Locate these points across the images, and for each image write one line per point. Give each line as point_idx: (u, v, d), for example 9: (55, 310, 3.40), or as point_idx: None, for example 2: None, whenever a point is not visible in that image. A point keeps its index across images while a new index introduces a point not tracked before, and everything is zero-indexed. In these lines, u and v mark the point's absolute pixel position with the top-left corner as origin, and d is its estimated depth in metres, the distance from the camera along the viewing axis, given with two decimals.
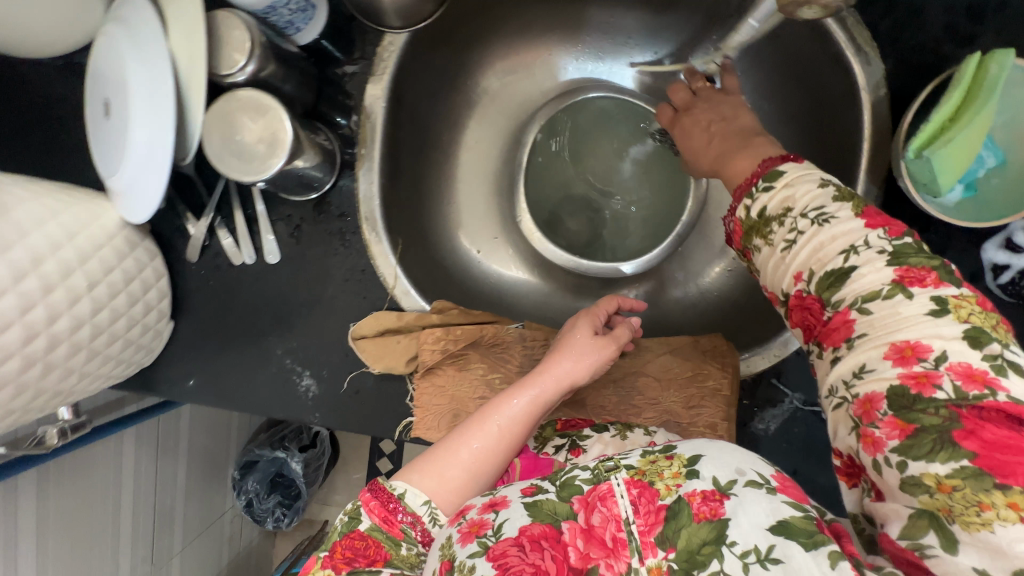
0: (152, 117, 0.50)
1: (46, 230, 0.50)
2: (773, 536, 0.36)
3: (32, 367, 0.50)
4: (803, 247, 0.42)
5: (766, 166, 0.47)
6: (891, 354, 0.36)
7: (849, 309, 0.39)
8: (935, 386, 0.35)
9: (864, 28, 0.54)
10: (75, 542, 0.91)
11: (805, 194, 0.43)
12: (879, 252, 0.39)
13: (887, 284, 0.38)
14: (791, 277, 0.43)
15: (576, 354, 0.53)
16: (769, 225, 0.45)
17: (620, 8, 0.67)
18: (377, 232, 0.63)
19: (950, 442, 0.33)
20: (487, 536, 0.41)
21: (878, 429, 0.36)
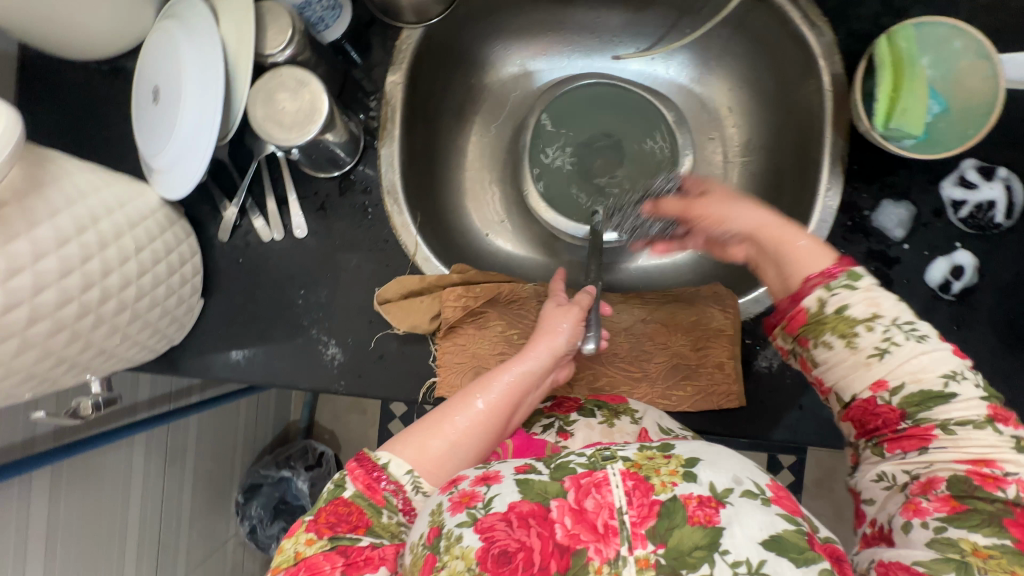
0: (203, 99, 0.56)
1: (101, 196, 0.52)
2: (765, 551, 0.34)
3: (85, 318, 0.51)
4: (897, 357, 0.42)
5: (841, 265, 0.45)
6: (966, 461, 0.39)
7: (936, 427, 0.40)
8: (999, 487, 0.38)
9: (814, 6, 0.64)
10: (79, 550, 0.89)
11: (893, 305, 0.43)
12: (975, 387, 0.41)
13: (982, 416, 0.40)
14: (869, 385, 0.43)
15: (559, 332, 0.55)
16: (853, 327, 0.43)
17: (604, 9, 0.77)
18: (399, 204, 0.68)
19: (998, 524, 0.37)
20: (477, 507, 0.39)
21: (927, 501, 0.39)
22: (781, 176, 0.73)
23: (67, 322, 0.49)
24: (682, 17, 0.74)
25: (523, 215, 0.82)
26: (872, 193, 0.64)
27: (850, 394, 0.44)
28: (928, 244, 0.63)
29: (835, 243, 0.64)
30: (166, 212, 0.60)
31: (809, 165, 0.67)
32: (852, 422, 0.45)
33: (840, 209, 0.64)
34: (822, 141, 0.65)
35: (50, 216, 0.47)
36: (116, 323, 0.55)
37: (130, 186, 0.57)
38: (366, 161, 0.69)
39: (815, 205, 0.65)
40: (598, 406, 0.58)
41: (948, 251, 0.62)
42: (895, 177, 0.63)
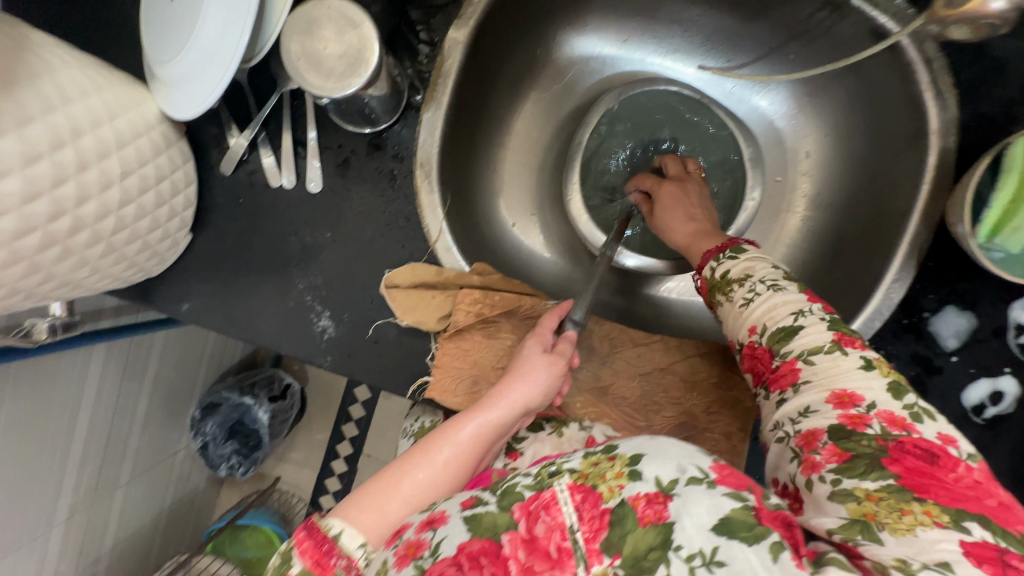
0: (231, 10, 0.46)
1: (89, 103, 0.44)
2: (716, 537, 0.33)
3: (50, 249, 0.44)
4: (759, 304, 0.47)
5: (732, 242, 0.53)
6: (831, 398, 0.40)
7: (796, 359, 0.43)
8: (866, 424, 0.38)
9: (948, 72, 0.55)
10: (20, 448, 0.85)
11: (762, 267, 0.49)
12: (821, 319, 0.44)
13: (828, 342, 0.43)
14: (747, 329, 0.47)
15: (534, 380, 0.49)
16: (732, 284, 0.49)
17: (707, 8, 0.67)
18: (430, 182, 0.60)
19: (879, 465, 0.36)
20: (425, 557, 0.36)
21: (819, 455, 0.39)
22: (843, 244, 0.66)
23: (26, 253, 0.42)
24: (791, 40, 0.65)
25: (555, 215, 0.74)
26: (939, 295, 0.58)
27: (739, 341, 0.49)
28: (976, 361, 0.57)
29: (884, 338, 0.59)
30: (162, 130, 0.52)
31: (880, 246, 0.61)
32: (751, 373, 0.48)
33: (900, 305, 0.59)
34: (903, 225, 0.59)
35: (20, 124, 0.38)
36: (86, 256, 0.47)
37: (126, 94, 0.48)
38: (404, 122, 0.61)
39: (874, 292, 0.59)
40: (548, 419, 0.59)
41: (993, 374, 0.57)
42: (966, 284, 0.58)
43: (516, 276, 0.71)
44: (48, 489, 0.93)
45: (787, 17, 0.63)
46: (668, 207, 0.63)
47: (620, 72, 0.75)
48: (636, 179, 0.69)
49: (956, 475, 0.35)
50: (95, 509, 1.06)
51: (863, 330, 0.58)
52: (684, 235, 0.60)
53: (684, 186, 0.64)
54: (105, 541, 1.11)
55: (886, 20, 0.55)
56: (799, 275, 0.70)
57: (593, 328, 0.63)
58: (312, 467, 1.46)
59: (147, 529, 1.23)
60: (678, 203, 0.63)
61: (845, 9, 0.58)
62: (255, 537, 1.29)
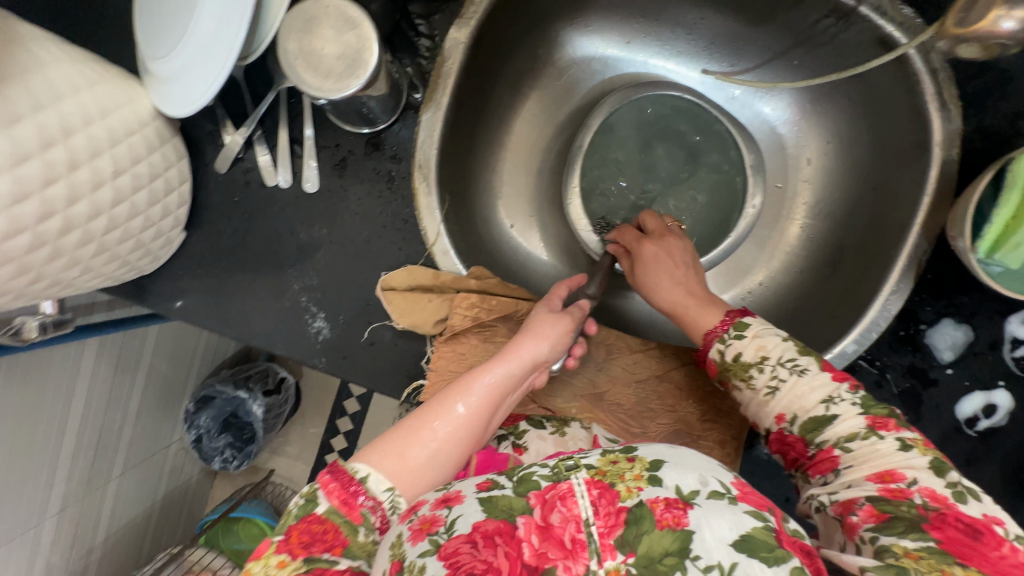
0: (227, 7, 0.45)
1: (81, 99, 0.43)
2: (737, 553, 0.32)
3: (40, 249, 0.43)
4: (785, 393, 0.45)
5: (732, 315, 0.50)
6: (872, 475, 0.40)
7: (833, 447, 0.43)
8: (907, 497, 0.38)
9: (953, 84, 0.55)
10: (12, 442, 0.84)
11: (777, 346, 0.47)
12: (852, 404, 0.43)
13: (863, 427, 0.42)
14: (774, 418, 0.46)
15: (547, 338, 0.52)
16: (749, 369, 0.48)
17: (712, 12, 0.66)
18: (428, 184, 0.59)
19: (920, 529, 0.36)
20: (439, 533, 0.36)
21: (856, 516, 0.39)
22: (842, 254, 0.66)
23: (15, 255, 0.41)
24: (796, 46, 0.64)
25: (553, 217, 0.74)
26: (936, 307, 0.58)
27: (766, 427, 0.47)
28: (972, 375, 0.57)
29: (880, 349, 0.59)
30: (156, 127, 0.51)
31: (878, 257, 0.61)
32: (782, 457, 0.47)
33: (897, 316, 0.59)
34: (903, 237, 0.59)
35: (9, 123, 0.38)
36: (77, 257, 0.46)
37: (120, 90, 0.47)
38: (404, 122, 0.60)
39: (872, 304, 0.59)
40: (548, 418, 0.57)
41: (988, 387, 0.57)
42: (964, 297, 0.58)
43: (514, 279, 0.70)
44: (40, 482, 0.92)
45: (793, 23, 0.62)
46: (649, 268, 0.58)
47: (622, 74, 0.74)
48: (616, 235, 0.65)
49: (1001, 554, 0.34)
50: (88, 502, 1.05)
51: (858, 342, 0.58)
52: (673, 297, 0.55)
53: (665, 244, 0.59)
54: (98, 533, 1.11)
55: (894, 29, 0.55)
56: (797, 284, 0.70)
57: (590, 333, 0.63)
58: (306, 461, 1.46)
59: (141, 521, 1.23)
60: (661, 264, 0.58)
61: (852, 16, 0.57)
62: (250, 528, 1.28)
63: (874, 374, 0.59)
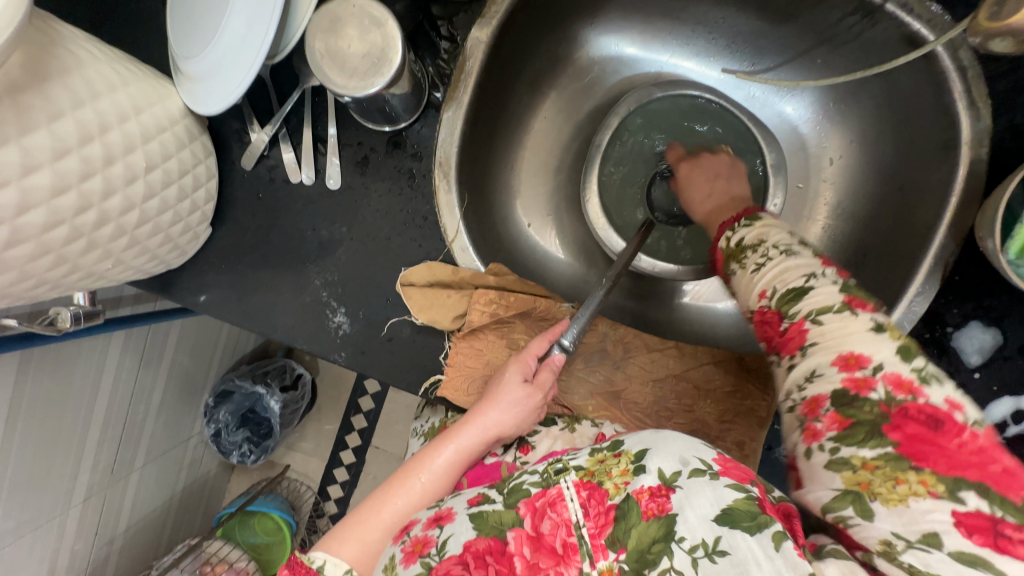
0: (257, 8, 0.47)
1: (117, 97, 0.44)
2: (718, 527, 0.34)
3: (76, 241, 0.44)
4: (770, 269, 0.46)
5: (748, 212, 0.53)
6: (836, 359, 0.40)
7: (804, 320, 0.42)
8: (870, 388, 0.38)
9: (983, 82, 0.53)
10: (41, 431, 0.87)
11: (777, 233, 0.48)
12: (833, 282, 0.42)
13: (838, 302, 0.41)
14: (757, 294, 0.46)
15: (505, 403, 0.50)
16: (744, 252, 0.49)
17: (733, 10, 0.66)
18: (448, 181, 0.60)
19: (879, 432, 0.37)
20: (431, 555, 0.39)
21: (820, 423, 0.39)
22: (866, 255, 0.65)
23: (54, 246, 0.42)
24: (818, 44, 0.64)
25: (571, 216, 0.74)
26: (963, 310, 0.57)
27: (747, 308, 0.48)
28: (1001, 379, 0.56)
29: None
30: (186, 125, 0.52)
31: (903, 257, 0.60)
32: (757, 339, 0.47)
33: (923, 318, 0.57)
34: (929, 239, 0.58)
35: (50, 118, 0.39)
36: (110, 249, 0.48)
37: (152, 88, 0.48)
38: (425, 121, 0.61)
39: (896, 306, 0.58)
40: (561, 415, 0.59)
41: (1017, 393, 0.55)
42: (993, 300, 0.56)
43: (531, 277, 0.70)
44: (67, 471, 0.95)
45: (817, 21, 0.62)
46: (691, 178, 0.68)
47: (641, 73, 0.74)
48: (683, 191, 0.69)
49: (960, 441, 0.35)
50: (111, 491, 1.08)
51: None
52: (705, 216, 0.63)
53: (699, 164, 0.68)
54: (120, 522, 1.14)
55: (921, 26, 0.54)
56: None
57: (607, 331, 0.63)
58: (321, 457, 1.48)
59: (160, 512, 1.25)
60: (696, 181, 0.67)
61: (878, 14, 0.56)
62: (265, 524, 1.30)
63: None
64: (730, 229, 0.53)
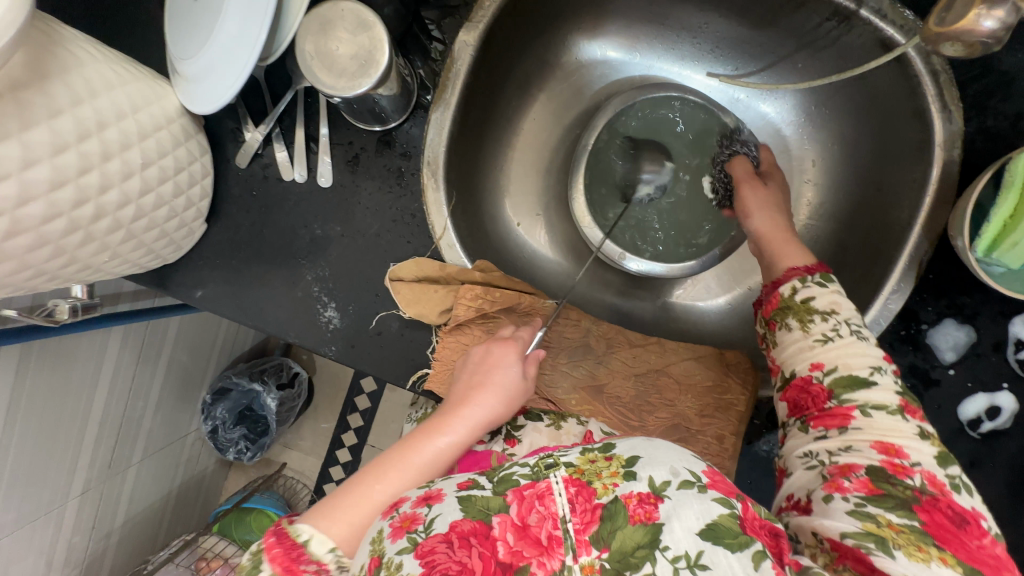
0: (250, 11, 0.49)
1: (114, 96, 0.46)
2: (702, 541, 0.35)
3: (74, 234, 0.46)
4: (835, 346, 0.46)
5: (820, 269, 0.52)
6: (878, 445, 0.41)
7: (855, 408, 0.43)
8: (907, 475, 0.39)
9: (955, 85, 0.55)
10: (40, 424, 0.89)
11: (850, 307, 0.48)
12: (893, 382, 0.44)
13: (896, 403, 0.42)
14: (809, 365, 0.47)
15: (501, 391, 0.51)
16: (812, 315, 0.49)
17: (716, 16, 0.68)
18: (436, 180, 0.62)
19: (908, 508, 0.37)
20: (418, 531, 0.38)
21: (848, 481, 0.40)
22: (846, 254, 0.66)
23: (51, 238, 0.44)
24: (798, 49, 0.66)
25: (559, 216, 0.76)
26: (937, 307, 0.58)
27: (792, 370, 0.49)
28: (974, 376, 0.57)
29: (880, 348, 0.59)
30: (182, 123, 0.54)
31: (880, 257, 0.62)
32: (790, 404, 0.48)
33: (898, 316, 0.59)
34: (905, 237, 0.59)
35: (49, 115, 0.41)
36: (107, 242, 0.50)
37: (149, 88, 0.50)
38: (414, 121, 0.63)
39: (872, 303, 0.59)
40: (545, 411, 0.59)
41: (991, 389, 0.57)
42: (966, 298, 0.57)
43: (519, 275, 0.72)
44: (65, 465, 0.96)
45: (796, 26, 0.63)
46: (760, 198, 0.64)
47: (628, 77, 0.76)
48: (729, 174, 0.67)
49: (980, 543, 0.36)
50: (109, 485, 1.10)
51: None
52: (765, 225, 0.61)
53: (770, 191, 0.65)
54: (117, 516, 1.15)
55: (894, 31, 0.55)
56: None
57: (590, 327, 0.65)
58: (317, 455, 1.49)
59: (157, 508, 1.27)
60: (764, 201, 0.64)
61: (852, 20, 0.58)
62: (261, 521, 1.30)
63: None
64: (799, 279, 0.52)
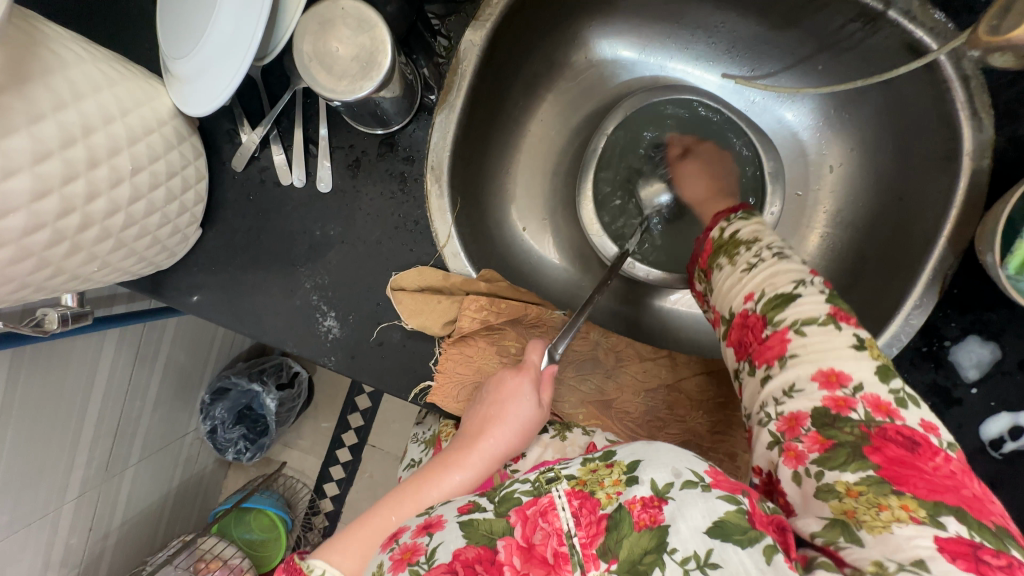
0: (245, 9, 0.46)
1: (102, 98, 0.44)
2: (711, 540, 0.33)
3: (59, 245, 0.44)
4: (761, 270, 0.46)
5: (739, 209, 0.55)
6: (818, 376, 0.40)
7: (787, 329, 0.43)
8: (851, 409, 0.39)
9: (987, 92, 0.52)
10: (34, 428, 0.87)
11: (772, 235, 0.49)
12: (820, 291, 0.43)
13: (824, 313, 0.42)
14: (743, 297, 0.47)
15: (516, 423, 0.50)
16: (739, 248, 0.50)
17: (733, 15, 0.65)
18: (440, 185, 0.59)
19: (860, 454, 0.36)
20: (419, 563, 0.36)
21: (801, 443, 0.39)
22: (864, 265, 0.64)
23: (34, 250, 0.42)
24: (819, 51, 0.63)
25: (567, 221, 0.73)
26: (962, 324, 0.56)
27: (730, 309, 0.48)
28: (998, 395, 0.55)
29: (901, 365, 0.57)
30: (175, 126, 0.51)
31: (901, 269, 0.59)
32: (736, 345, 0.47)
33: (920, 332, 0.56)
34: (929, 250, 0.57)
35: (31, 121, 0.38)
36: (95, 252, 0.47)
37: (139, 89, 0.48)
38: (417, 123, 0.60)
39: (893, 318, 0.57)
40: (551, 422, 0.58)
41: (1015, 409, 0.55)
42: (993, 314, 0.55)
43: (525, 283, 0.69)
44: (60, 468, 0.95)
45: (818, 27, 0.61)
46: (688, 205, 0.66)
47: (638, 77, 0.73)
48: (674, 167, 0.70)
49: (936, 464, 0.36)
50: (106, 487, 1.08)
51: None
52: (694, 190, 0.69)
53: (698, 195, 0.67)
54: (114, 518, 1.14)
55: (924, 34, 0.52)
56: None
57: (599, 339, 0.62)
58: (317, 455, 1.48)
59: (156, 508, 1.26)
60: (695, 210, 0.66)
61: (879, 21, 0.55)
62: (261, 520, 1.31)
63: None
64: (725, 223, 0.54)
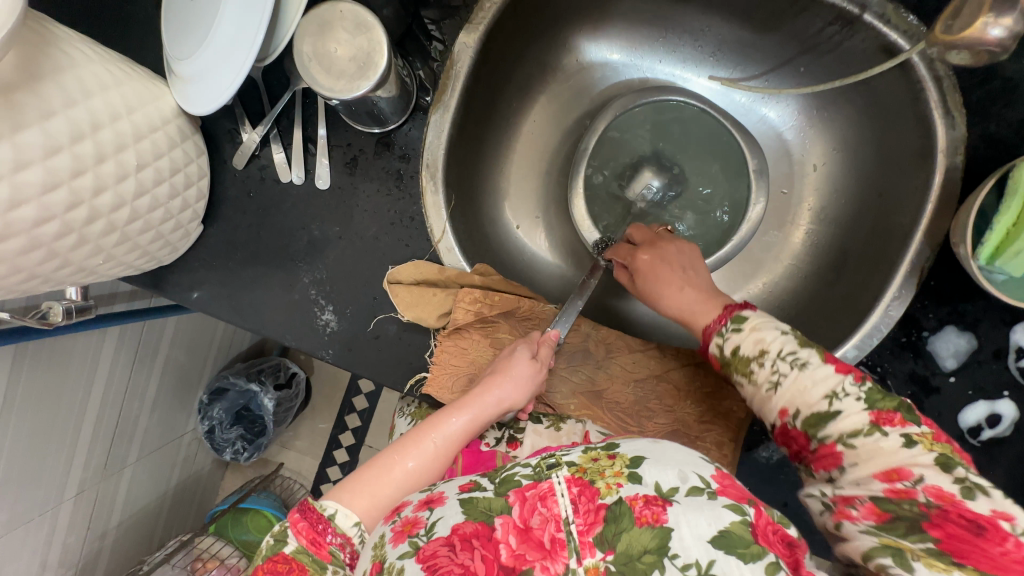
0: (248, 13, 0.48)
1: (109, 97, 0.45)
2: (714, 550, 0.33)
3: (67, 237, 0.46)
4: (787, 387, 0.45)
5: (731, 309, 0.51)
6: (879, 474, 0.39)
7: (836, 443, 0.42)
8: (912, 498, 0.38)
9: (958, 92, 0.55)
10: (35, 425, 0.88)
11: (775, 339, 0.47)
12: (855, 399, 0.42)
13: (867, 424, 0.41)
14: (777, 412, 0.46)
15: (515, 377, 0.51)
16: (750, 362, 0.48)
17: (718, 19, 0.67)
18: (435, 182, 0.61)
19: (919, 529, 0.36)
20: (420, 535, 0.38)
21: (856, 510, 0.39)
22: (846, 260, 0.66)
23: (44, 241, 0.44)
24: (801, 53, 0.65)
25: (559, 218, 0.75)
26: (939, 314, 0.58)
27: (768, 421, 0.47)
28: (975, 384, 0.57)
29: (881, 355, 0.58)
30: (179, 124, 0.53)
31: (881, 262, 0.61)
32: (791, 453, 0.47)
33: (899, 322, 0.58)
34: (906, 245, 0.59)
35: (42, 117, 0.40)
36: (100, 245, 0.49)
37: (144, 88, 0.49)
38: (413, 123, 0.62)
39: (873, 310, 0.59)
40: (546, 414, 0.60)
41: (992, 397, 0.56)
42: (969, 305, 0.57)
43: (519, 279, 0.71)
44: (59, 465, 0.96)
45: (798, 31, 0.63)
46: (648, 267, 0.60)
47: (627, 80, 0.75)
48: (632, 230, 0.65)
49: (1005, 550, 0.34)
50: (105, 485, 1.09)
51: (857, 348, 0.59)
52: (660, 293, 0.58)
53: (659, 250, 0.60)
54: (112, 517, 1.14)
55: (898, 36, 0.55)
56: (794, 294, 0.70)
57: (590, 331, 0.64)
58: (315, 455, 1.48)
59: (154, 507, 1.26)
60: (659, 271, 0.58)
61: (856, 24, 0.57)
62: (258, 521, 1.29)
63: (875, 381, 0.58)
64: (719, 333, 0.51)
